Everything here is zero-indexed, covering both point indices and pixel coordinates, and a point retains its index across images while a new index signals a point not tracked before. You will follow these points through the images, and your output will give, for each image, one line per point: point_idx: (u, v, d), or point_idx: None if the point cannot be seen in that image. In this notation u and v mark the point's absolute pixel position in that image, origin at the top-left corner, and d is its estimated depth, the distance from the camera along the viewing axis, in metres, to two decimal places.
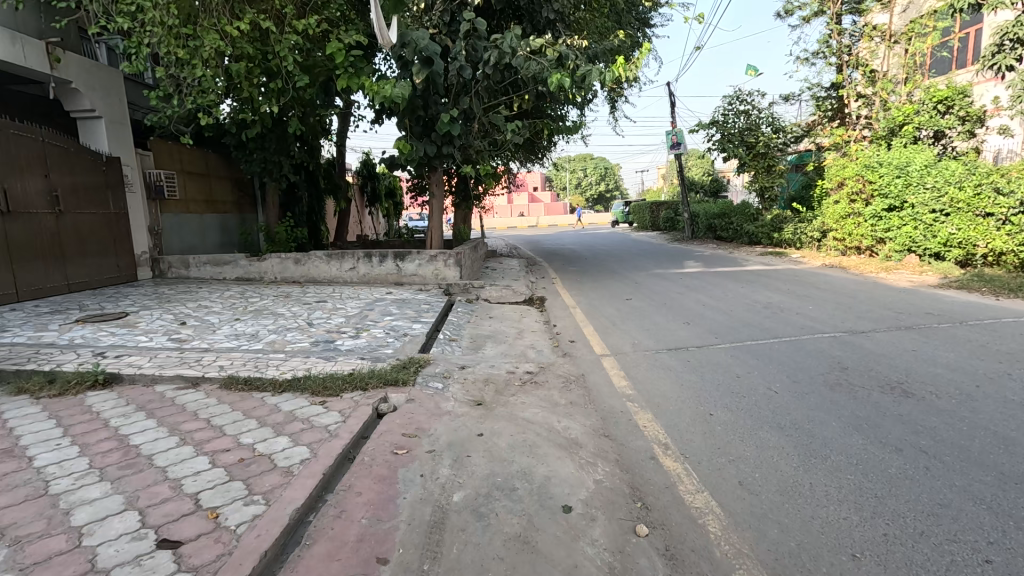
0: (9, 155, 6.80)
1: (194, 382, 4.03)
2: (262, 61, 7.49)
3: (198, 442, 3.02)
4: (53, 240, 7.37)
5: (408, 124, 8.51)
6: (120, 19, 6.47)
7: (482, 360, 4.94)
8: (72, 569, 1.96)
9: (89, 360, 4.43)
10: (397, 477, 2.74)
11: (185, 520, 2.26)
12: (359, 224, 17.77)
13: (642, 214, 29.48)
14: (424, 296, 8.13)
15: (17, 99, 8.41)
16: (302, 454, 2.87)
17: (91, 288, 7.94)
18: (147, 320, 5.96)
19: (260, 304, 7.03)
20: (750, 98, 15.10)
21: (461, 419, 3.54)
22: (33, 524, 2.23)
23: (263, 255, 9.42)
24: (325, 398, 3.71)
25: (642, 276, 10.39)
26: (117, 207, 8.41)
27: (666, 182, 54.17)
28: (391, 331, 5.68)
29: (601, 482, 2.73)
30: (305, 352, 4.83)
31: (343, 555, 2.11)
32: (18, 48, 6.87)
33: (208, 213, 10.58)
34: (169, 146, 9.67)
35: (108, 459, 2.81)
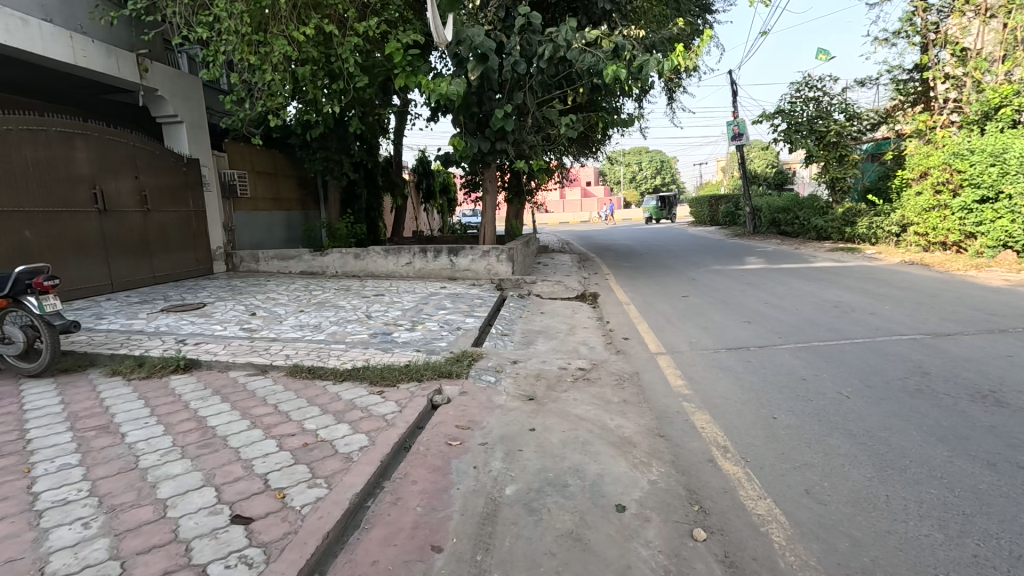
0: (105, 158, 7.47)
1: (263, 369, 4.29)
2: (325, 63, 7.81)
3: (267, 426, 3.20)
4: (141, 236, 8.03)
5: (463, 121, 8.61)
6: (200, 30, 6.93)
7: (535, 355, 4.94)
8: (158, 537, 2.13)
9: (172, 346, 4.81)
10: (451, 468, 2.80)
11: (256, 499, 2.41)
12: (415, 220, 18.26)
13: (700, 209, 28.41)
14: (477, 291, 8.23)
15: (112, 107, 9.23)
16: (361, 441, 2.98)
17: (172, 280, 8.59)
18: (221, 310, 6.40)
19: (323, 297, 7.37)
20: (821, 84, 14.21)
21: (513, 413, 3.56)
22: (125, 495, 2.45)
23: (325, 250, 9.86)
24: (382, 388, 3.85)
25: (699, 272, 10.04)
26: (196, 206, 9.07)
27: (725, 175, 51.70)
28: (445, 325, 5.79)
29: (655, 483, 2.67)
30: (364, 343, 5.02)
31: (399, 541, 2.18)
32: (113, 60, 7.53)
33: (275, 210, 11.19)
34: (242, 148, 10.30)
35: (188, 439, 3.04)
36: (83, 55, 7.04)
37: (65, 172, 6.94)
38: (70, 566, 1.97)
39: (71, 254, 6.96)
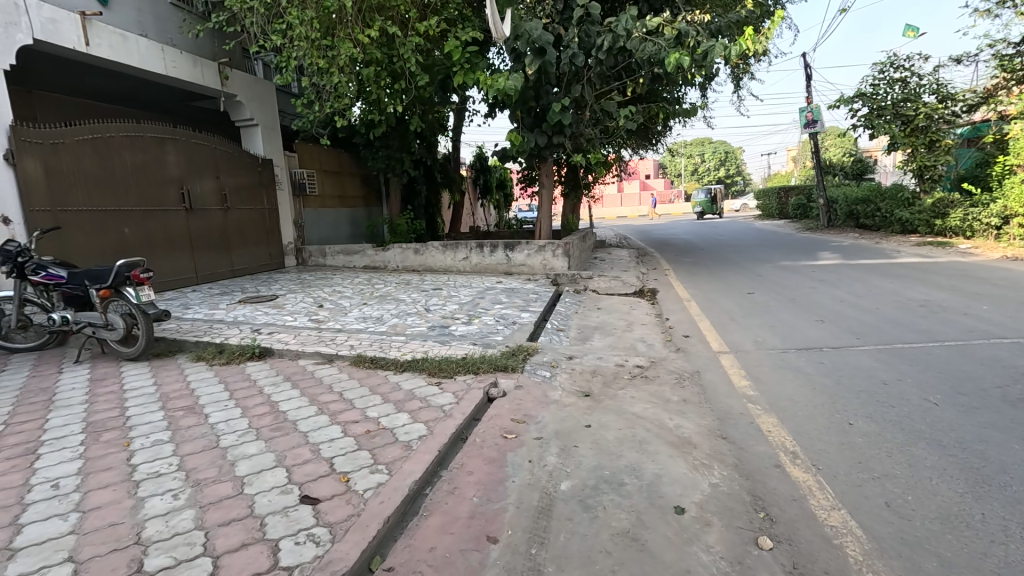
0: (191, 161, 8.09)
1: (329, 359, 4.51)
2: (388, 64, 8.07)
3: (333, 413, 3.37)
4: (221, 232, 8.65)
5: (520, 116, 8.63)
6: (274, 37, 7.31)
7: (590, 351, 4.88)
8: (236, 511, 2.30)
9: (248, 335, 5.16)
10: (506, 460, 2.82)
11: (322, 481, 2.55)
12: (472, 216, 18.54)
13: (768, 201, 26.90)
14: (532, 285, 8.22)
15: (197, 113, 9.97)
16: (420, 431, 3.07)
17: (249, 274, 9.21)
18: (292, 302, 6.79)
19: (384, 291, 7.64)
20: (908, 63, 13.06)
21: (568, 408, 3.53)
22: (208, 470, 2.67)
23: (387, 245, 10.22)
24: (439, 380, 3.95)
25: (767, 268, 9.53)
26: (269, 204, 9.66)
27: (796, 165, 48.73)
28: (501, 319, 5.84)
29: (717, 486, 2.57)
30: (422, 336, 5.15)
31: (456, 529, 2.23)
32: (198, 69, 8.12)
33: (340, 207, 11.75)
34: (311, 149, 10.86)
35: (263, 422, 3.26)
36: (173, 66, 7.66)
37: (157, 174, 7.56)
38: (163, 533, 2.16)
39: (162, 249, 7.60)
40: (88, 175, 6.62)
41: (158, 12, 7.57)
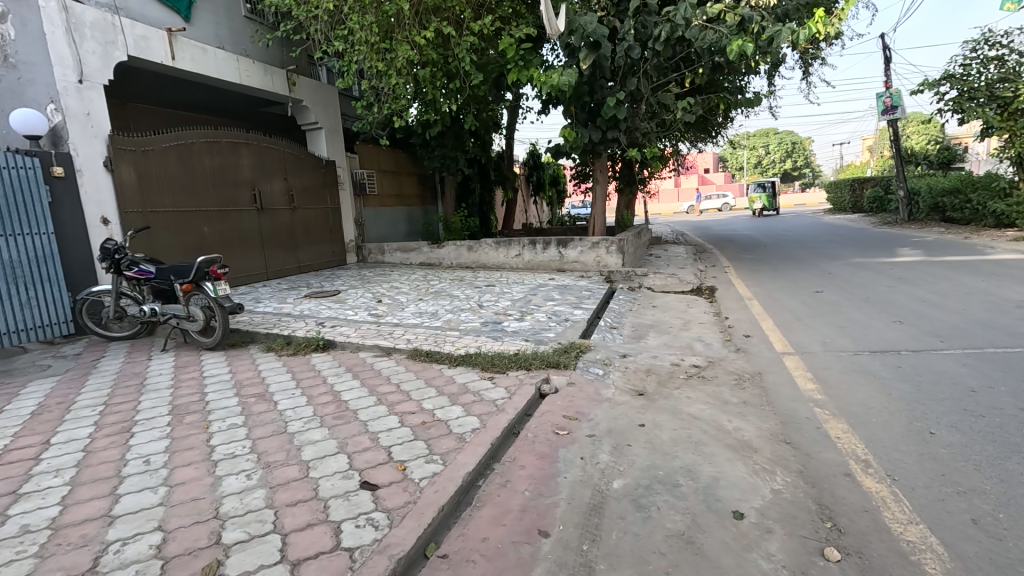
0: (262, 164, 8.60)
1: (387, 352, 4.69)
2: (443, 64, 8.25)
3: (391, 403, 3.50)
4: (289, 230, 9.15)
5: (574, 111, 8.56)
6: (337, 43, 7.61)
7: (645, 350, 4.79)
8: (302, 493, 2.44)
9: (313, 328, 5.44)
10: (558, 456, 2.82)
11: (381, 468, 2.66)
12: (525, 213, 18.61)
13: (839, 194, 25.23)
14: (586, 282, 8.15)
15: (267, 119, 10.59)
16: (473, 424, 3.13)
17: (314, 270, 9.70)
18: (353, 297, 7.09)
19: (439, 287, 7.82)
20: (1006, 40, 11.84)
21: (621, 407, 3.48)
22: (278, 454, 2.85)
23: (442, 242, 10.45)
24: (492, 374, 4.01)
25: (837, 266, 8.96)
26: (332, 203, 10.12)
27: (872, 155, 45.42)
28: (553, 316, 5.84)
29: (779, 493, 2.46)
30: (476, 331, 5.24)
31: (508, 522, 2.26)
32: (269, 76, 8.63)
33: (397, 206, 12.14)
34: (371, 150, 11.28)
35: (326, 410, 3.44)
36: (246, 75, 8.18)
37: (233, 176, 8.09)
38: (238, 509, 2.33)
39: (236, 246, 8.13)
40: (173, 179, 7.17)
41: (233, 24, 8.07)
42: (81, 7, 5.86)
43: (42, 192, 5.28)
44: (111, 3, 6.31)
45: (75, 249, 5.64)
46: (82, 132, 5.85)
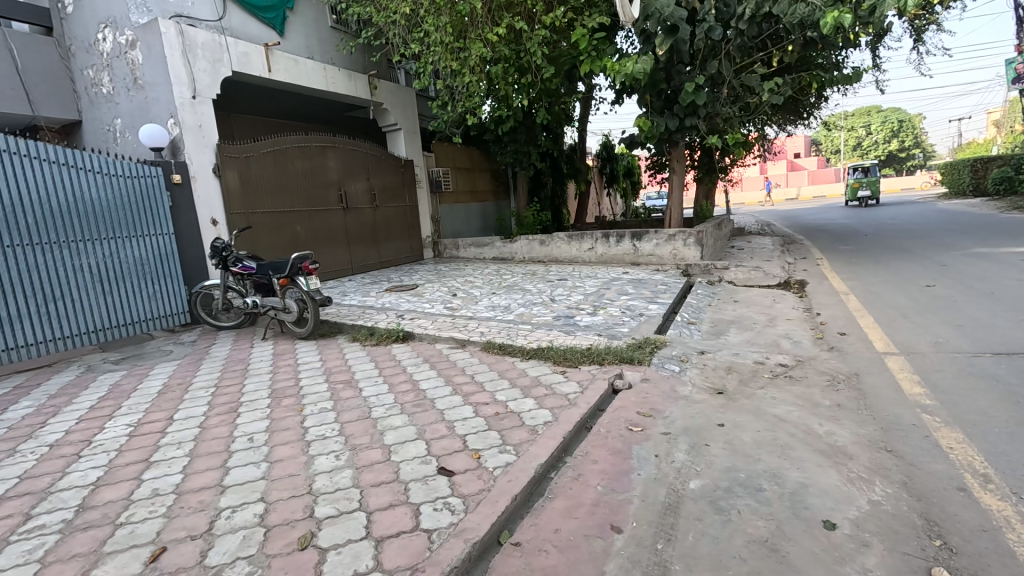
0: (347, 166, 9.14)
1: (462, 344, 4.84)
2: (516, 59, 8.30)
3: (466, 394, 3.62)
4: (371, 228, 9.65)
5: (649, 100, 8.29)
6: (414, 46, 7.90)
7: (725, 347, 4.57)
8: (384, 475, 2.60)
9: (394, 320, 5.73)
10: (631, 453, 2.78)
11: (457, 455, 2.76)
12: (598, 206, 18.34)
13: (957, 175, 22.42)
14: (661, 276, 7.90)
15: (351, 122, 11.22)
16: (546, 417, 3.16)
17: (394, 265, 10.19)
18: (430, 291, 7.37)
19: (512, 281, 7.91)
20: None
21: (699, 406, 3.35)
22: (363, 437, 3.05)
23: (515, 237, 10.55)
24: (564, 369, 4.01)
25: (953, 256, 7.99)
26: (410, 201, 10.54)
27: (999, 130, 39.87)
28: (627, 311, 5.72)
29: (878, 505, 2.26)
30: (548, 325, 5.26)
31: (580, 515, 2.27)
32: (352, 82, 9.13)
33: (471, 202, 12.43)
34: (446, 148, 11.63)
35: (406, 398, 3.62)
36: (332, 82, 8.71)
37: (321, 178, 8.64)
38: (328, 486, 2.52)
39: (325, 244, 8.70)
40: (271, 182, 7.78)
41: (321, 35, 8.62)
42: (193, 31, 6.53)
43: (162, 198, 5.98)
44: (218, 25, 6.98)
45: (191, 247, 6.33)
46: (195, 143, 6.53)
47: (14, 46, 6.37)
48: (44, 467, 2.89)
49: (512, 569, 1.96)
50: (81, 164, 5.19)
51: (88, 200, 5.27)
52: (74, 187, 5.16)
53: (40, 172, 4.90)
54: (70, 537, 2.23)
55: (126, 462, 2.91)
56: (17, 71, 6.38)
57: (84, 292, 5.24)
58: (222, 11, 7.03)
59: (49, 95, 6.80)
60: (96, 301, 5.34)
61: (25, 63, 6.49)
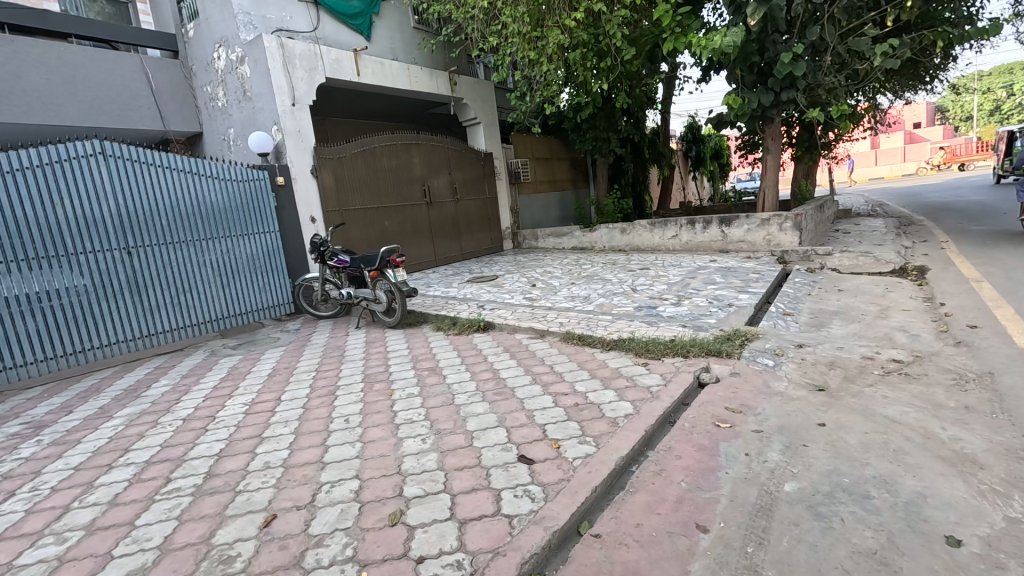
0: (430, 161, 9.46)
1: (542, 334, 4.87)
2: (594, 43, 8.08)
3: (545, 383, 3.65)
4: (453, 221, 9.96)
5: (740, 75, 7.73)
6: (493, 38, 7.97)
7: (827, 340, 4.19)
8: (467, 460, 2.70)
9: (476, 310, 5.89)
10: (718, 450, 2.65)
11: (537, 444, 2.79)
12: (683, 190, 17.53)
13: None
14: (753, 264, 7.40)
15: (433, 119, 11.60)
16: (627, 409, 3.10)
17: (475, 256, 10.45)
18: (510, 281, 7.47)
19: (592, 271, 7.79)
20: None
21: (796, 403, 3.12)
22: (447, 423, 3.17)
23: (594, 226, 10.38)
24: (646, 360, 3.90)
25: None
26: (489, 193, 10.74)
27: None
28: (714, 301, 5.43)
29: (1016, 523, 1.97)
30: (629, 316, 5.13)
31: (663, 510, 2.20)
32: (434, 80, 9.41)
33: (550, 191, 12.42)
34: (524, 138, 11.64)
35: (487, 386, 3.72)
36: (416, 81, 9.03)
37: (407, 175, 9.00)
38: (415, 467, 2.66)
39: (411, 238, 9.10)
40: (362, 181, 8.22)
41: (405, 36, 8.96)
42: (292, 42, 7.07)
43: (269, 199, 6.56)
44: (313, 35, 7.51)
45: (294, 243, 6.91)
46: (295, 146, 7.08)
47: (149, 70, 7.28)
48: (179, 437, 3.32)
49: (591, 560, 1.95)
50: (203, 171, 5.86)
51: (210, 203, 5.94)
52: (197, 192, 5.84)
53: (170, 180, 5.61)
54: (200, 499, 2.55)
55: (243, 436, 3.26)
56: (152, 93, 7.32)
57: (206, 286, 5.93)
58: (316, 22, 7.56)
59: (178, 110, 7.71)
60: (216, 294, 6.02)
61: (158, 84, 7.41)
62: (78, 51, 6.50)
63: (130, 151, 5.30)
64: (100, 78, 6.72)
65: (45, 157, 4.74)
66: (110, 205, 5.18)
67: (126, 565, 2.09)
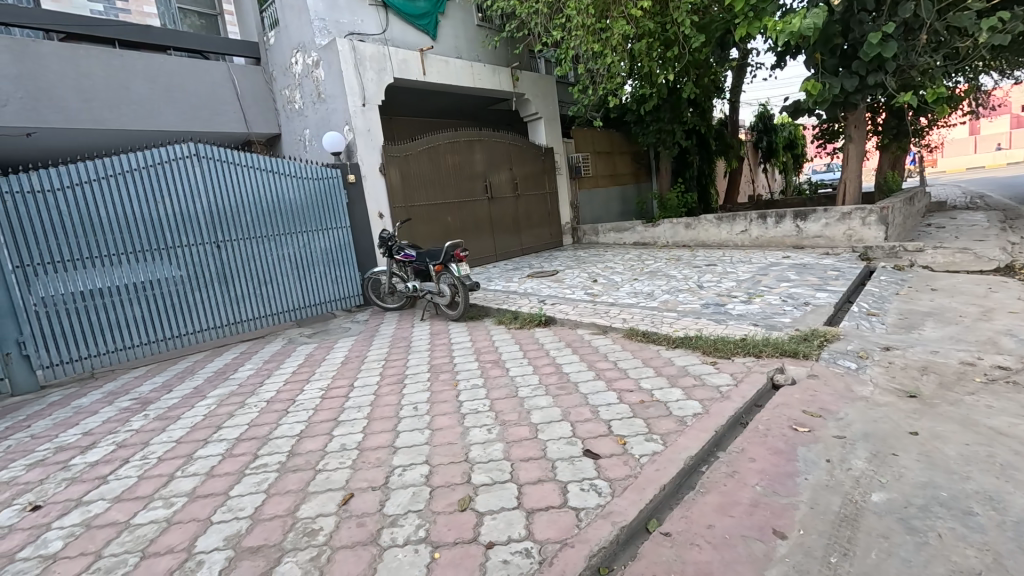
0: (492, 157, 9.57)
1: (604, 330, 4.82)
2: (661, 32, 7.85)
3: (609, 379, 3.62)
4: (513, 216, 10.03)
5: (820, 59, 7.26)
6: (556, 32, 7.93)
7: (918, 343, 3.88)
8: (532, 451, 2.73)
9: (537, 305, 5.91)
10: (796, 454, 2.52)
11: (602, 440, 2.78)
12: (752, 182, 16.72)
13: None
14: (832, 260, 6.94)
15: (494, 115, 11.73)
16: (695, 408, 3.01)
17: (535, 251, 10.49)
18: (570, 277, 7.43)
19: (655, 267, 7.61)
20: None
21: (883, 409, 2.91)
22: (511, 414, 3.22)
23: (657, 220, 10.11)
24: (715, 359, 3.78)
25: None
26: (549, 187, 10.73)
27: None
28: (789, 299, 5.15)
29: None
30: (695, 313, 4.98)
31: (736, 513, 2.13)
32: (497, 76, 9.49)
33: (611, 185, 12.24)
34: (586, 132, 11.50)
35: (550, 380, 3.74)
36: (479, 78, 9.14)
37: (469, 171, 9.15)
38: (482, 456, 2.73)
39: (472, 233, 9.25)
40: (427, 177, 8.44)
41: (469, 34, 9.10)
42: (363, 44, 7.37)
43: (341, 195, 6.87)
44: (382, 37, 7.78)
45: (364, 238, 7.21)
46: (364, 145, 7.39)
47: (235, 76, 7.82)
48: (263, 417, 3.58)
49: (661, 559, 1.92)
50: (280, 169, 6.22)
51: (287, 199, 6.31)
52: (276, 189, 6.21)
53: (253, 178, 6.02)
54: (285, 475, 2.74)
55: (321, 419, 3.47)
56: (237, 97, 7.86)
57: (285, 277, 6.33)
58: (385, 24, 7.82)
59: (260, 114, 8.23)
60: (293, 285, 6.41)
61: (242, 89, 7.95)
62: (175, 60, 7.11)
63: (219, 152, 5.74)
64: (192, 86, 7.29)
65: (146, 160, 5.26)
66: (202, 202, 5.65)
67: (224, 531, 2.29)
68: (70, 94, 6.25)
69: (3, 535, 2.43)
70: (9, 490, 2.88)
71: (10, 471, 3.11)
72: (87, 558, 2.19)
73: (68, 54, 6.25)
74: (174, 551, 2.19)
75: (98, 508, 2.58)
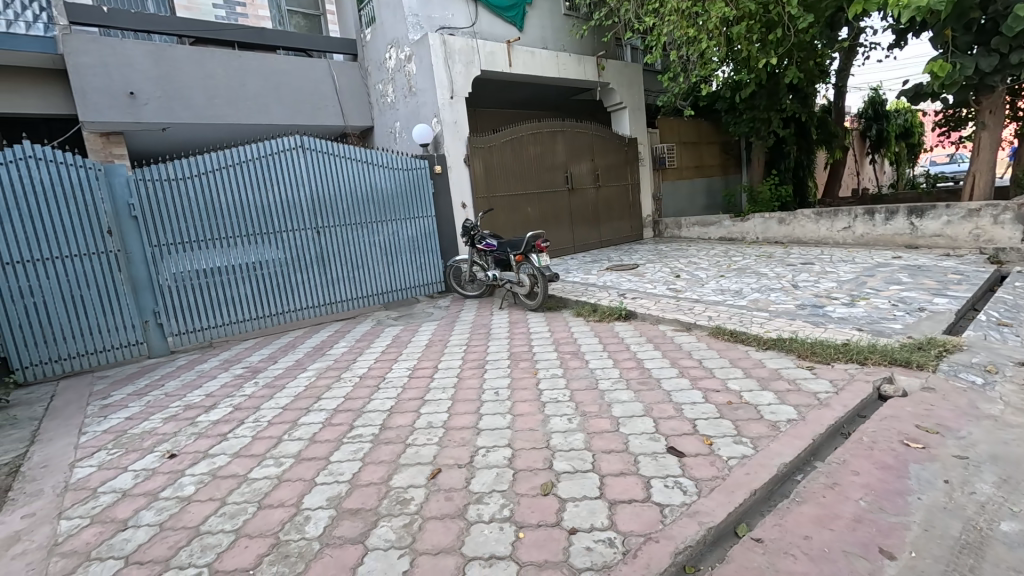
0: (574, 148, 9.50)
1: (687, 327, 4.67)
2: (762, 13, 7.35)
3: (693, 377, 3.51)
4: (593, 208, 9.91)
5: (950, 37, 6.48)
6: (648, 19, 7.70)
7: None
8: (613, 444, 2.72)
9: (616, 298, 5.83)
10: (908, 471, 2.32)
11: (688, 438, 2.71)
12: (856, 175, 15.28)
13: None
14: (954, 262, 6.22)
15: (576, 105, 11.61)
16: (789, 414, 2.85)
17: (614, 244, 10.31)
18: (650, 271, 7.24)
19: (744, 263, 7.21)
20: None
21: (1015, 430, 2.59)
22: (592, 406, 3.22)
23: (747, 215, 9.54)
24: (813, 364, 3.54)
25: None
26: (631, 179, 10.47)
27: None
28: (900, 303, 4.69)
29: None
30: (790, 314, 4.67)
31: (837, 527, 2.00)
32: (582, 66, 9.37)
33: (696, 177, 11.73)
34: (672, 121, 11.08)
35: (631, 375, 3.68)
36: (564, 67, 9.06)
37: (550, 162, 9.14)
38: (564, 444, 2.76)
39: (551, 224, 9.25)
40: (509, 168, 8.55)
41: (556, 24, 9.04)
42: (453, 38, 7.57)
43: (428, 185, 7.15)
44: (471, 30, 7.90)
45: (447, 226, 7.45)
46: (451, 135, 7.62)
47: (334, 72, 8.32)
48: (357, 392, 3.86)
49: (753, 564, 1.86)
50: (374, 160, 6.59)
51: (379, 188, 6.67)
52: (370, 178, 6.59)
53: (349, 168, 6.42)
54: (378, 446, 2.94)
55: (409, 397, 3.67)
56: (336, 92, 8.36)
57: (375, 261, 6.71)
58: (474, 18, 7.93)
59: (355, 107, 8.70)
60: (382, 270, 6.78)
61: (341, 85, 8.45)
62: (283, 59, 7.69)
63: (321, 144, 6.18)
64: (297, 82, 7.86)
65: (260, 151, 5.79)
66: (305, 190, 6.11)
67: (327, 492, 2.51)
68: (196, 92, 6.97)
69: (149, 476, 2.83)
70: (150, 438, 3.32)
71: (150, 422, 3.59)
72: (214, 503, 2.49)
73: (196, 56, 6.96)
74: (286, 505, 2.43)
75: (222, 460, 2.92)
